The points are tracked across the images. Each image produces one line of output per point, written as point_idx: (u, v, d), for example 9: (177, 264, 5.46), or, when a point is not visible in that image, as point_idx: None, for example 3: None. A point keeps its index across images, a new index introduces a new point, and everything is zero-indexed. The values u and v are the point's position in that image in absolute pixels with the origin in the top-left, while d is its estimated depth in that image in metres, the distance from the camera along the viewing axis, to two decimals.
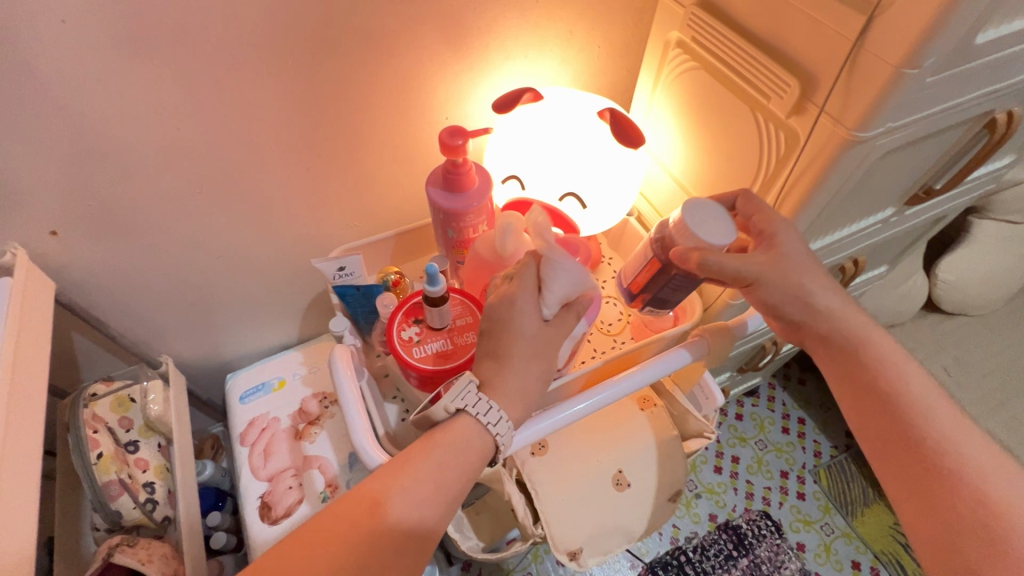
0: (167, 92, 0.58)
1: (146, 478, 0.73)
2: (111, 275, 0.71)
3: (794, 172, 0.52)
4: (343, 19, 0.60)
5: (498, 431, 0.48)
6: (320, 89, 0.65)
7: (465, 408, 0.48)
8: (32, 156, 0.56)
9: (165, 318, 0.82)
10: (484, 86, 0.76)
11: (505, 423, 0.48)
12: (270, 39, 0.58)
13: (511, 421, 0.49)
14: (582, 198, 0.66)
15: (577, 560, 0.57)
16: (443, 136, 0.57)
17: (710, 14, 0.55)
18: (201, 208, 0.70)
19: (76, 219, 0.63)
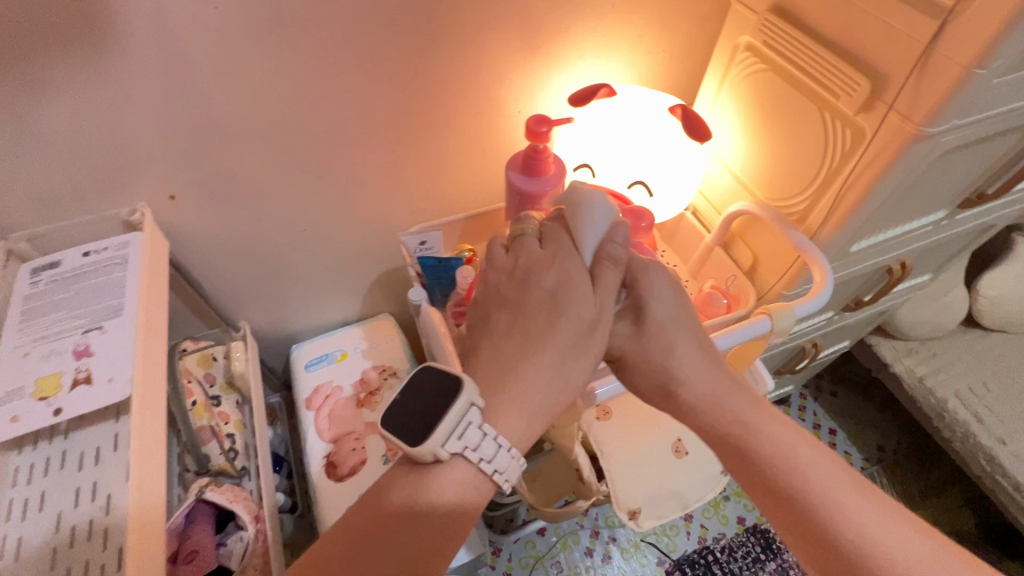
0: (287, 77, 0.64)
1: (228, 430, 0.79)
2: (209, 242, 0.77)
3: (857, 167, 0.57)
4: (444, 16, 0.66)
5: (498, 469, 0.44)
6: (412, 80, 0.70)
7: (463, 449, 0.43)
8: (165, 129, 0.63)
9: (245, 288, 0.88)
10: (557, 82, 0.80)
11: (509, 459, 0.44)
12: (380, 33, 0.64)
13: (515, 457, 0.44)
14: (650, 186, 0.70)
15: (635, 520, 0.61)
16: (529, 123, 0.63)
17: (783, 19, 0.60)
18: (292, 185, 0.76)
19: (190, 189, 0.70)
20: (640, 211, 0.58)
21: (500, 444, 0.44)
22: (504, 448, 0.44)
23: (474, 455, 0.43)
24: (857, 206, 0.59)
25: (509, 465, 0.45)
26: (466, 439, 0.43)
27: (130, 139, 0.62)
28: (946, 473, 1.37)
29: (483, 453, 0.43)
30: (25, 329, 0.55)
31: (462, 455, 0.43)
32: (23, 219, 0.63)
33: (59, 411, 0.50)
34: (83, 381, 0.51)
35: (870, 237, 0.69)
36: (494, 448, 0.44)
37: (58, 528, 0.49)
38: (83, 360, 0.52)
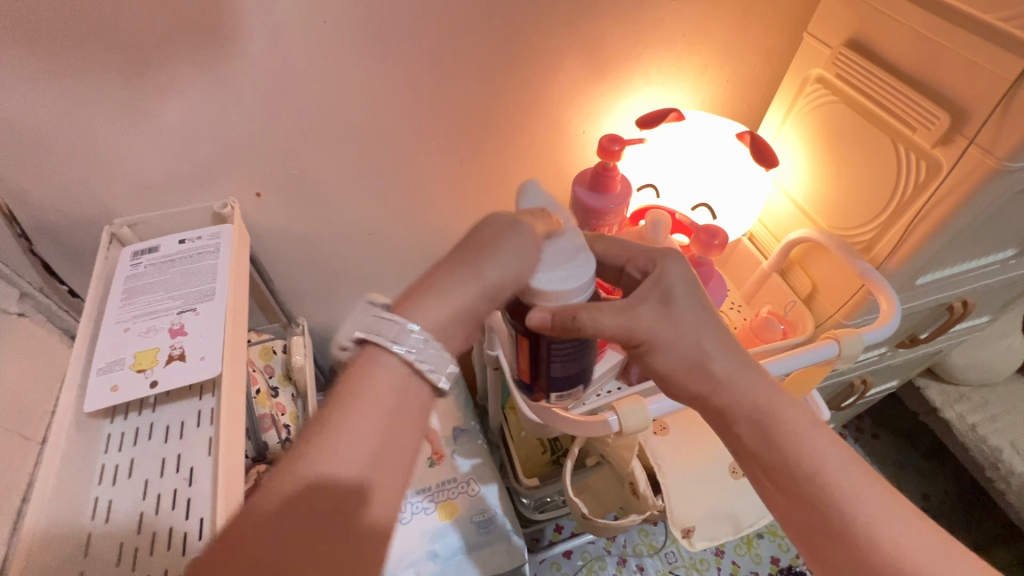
0: (376, 84, 0.67)
1: (285, 420, 0.82)
2: (280, 236, 0.81)
3: (931, 200, 0.57)
4: (527, 37, 0.69)
5: (419, 356, 0.39)
6: (488, 97, 0.74)
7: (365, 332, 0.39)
8: (260, 125, 0.67)
9: (305, 286, 0.91)
10: (624, 107, 0.82)
11: (421, 336, 0.39)
12: (466, 49, 0.68)
13: (429, 336, 0.39)
14: (714, 208, 0.73)
15: (687, 538, 0.62)
16: (603, 141, 0.66)
17: (859, 55, 0.62)
18: (363, 190, 0.79)
19: (271, 183, 0.73)
20: (712, 230, 0.59)
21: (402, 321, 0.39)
22: (422, 334, 0.39)
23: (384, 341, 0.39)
24: (928, 238, 0.59)
25: (429, 351, 0.39)
26: (387, 330, 0.39)
27: (226, 136, 0.66)
28: (994, 530, 1.31)
29: (389, 334, 0.39)
30: (127, 306, 0.59)
31: (386, 348, 0.39)
32: (124, 204, 0.68)
33: (156, 383, 0.53)
34: (178, 357, 0.55)
35: (938, 271, 0.69)
36: (409, 335, 0.39)
37: (145, 494, 0.52)
38: (178, 338, 0.56)
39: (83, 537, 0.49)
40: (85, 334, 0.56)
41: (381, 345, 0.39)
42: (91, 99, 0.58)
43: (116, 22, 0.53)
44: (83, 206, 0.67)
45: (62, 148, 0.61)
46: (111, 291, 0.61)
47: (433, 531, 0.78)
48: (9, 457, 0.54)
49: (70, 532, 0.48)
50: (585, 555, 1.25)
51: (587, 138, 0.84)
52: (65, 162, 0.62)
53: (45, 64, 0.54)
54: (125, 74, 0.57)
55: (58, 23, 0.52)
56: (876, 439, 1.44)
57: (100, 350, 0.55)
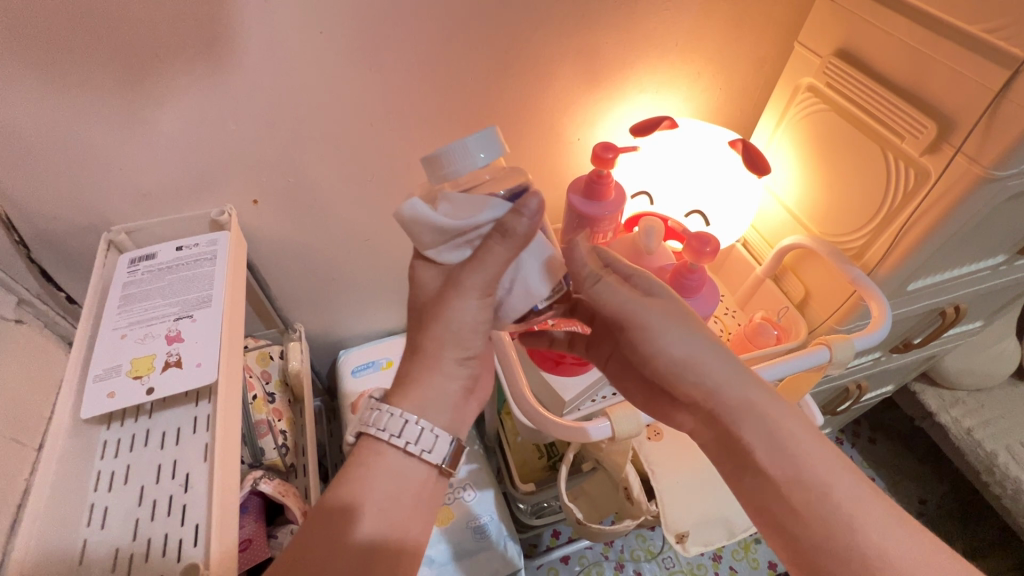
0: (373, 92, 0.68)
1: (281, 426, 0.82)
2: (277, 242, 0.82)
3: (920, 207, 0.58)
4: (522, 46, 0.70)
5: (422, 447, 0.48)
6: (484, 105, 0.75)
7: (370, 428, 0.48)
8: (257, 133, 0.67)
9: (302, 292, 0.91)
10: (618, 114, 0.83)
11: (423, 432, 0.48)
12: (462, 58, 0.69)
13: (431, 431, 0.49)
14: (707, 215, 0.73)
15: (682, 543, 0.62)
16: (596, 149, 0.67)
17: (849, 64, 0.63)
18: (360, 196, 0.80)
19: (269, 190, 0.74)
20: (703, 237, 0.60)
21: (407, 420, 0.48)
22: (422, 427, 0.48)
23: (398, 440, 0.48)
24: (918, 245, 0.60)
25: (431, 441, 0.49)
26: (388, 428, 0.48)
27: (224, 144, 0.67)
28: (991, 534, 1.31)
29: (405, 437, 0.48)
30: (124, 313, 0.59)
31: (387, 440, 0.48)
32: (123, 212, 0.69)
33: (152, 390, 0.53)
34: (174, 364, 0.55)
35: (930, 276, 0.69)
36: (401, 425, 0.48)
37: (141, 501, 0.52)
38: (175, 345, 0.56)
39: (78, 544, 0.49)
40: (81, 341, 0.56)
41: (385, 438, 0.48)
42: (91, 109, 0.59)
43: (117, 31, 0.54)
44: (81, 213, 0.67)
45: (61, 157, 0.62)
46: (109, 298, 0.61)
47: (430, 538, 0.78)
48: (7, 463, 0.55)
49: (66, 539, 0.49)
50: (582, 561, 1.25)
51: (582, 145, 0.85)
52: (65, 170, 0.63)
53: (46, 72, 0.55)
54: (125, 82, 0.58)
55: (60, 33, 0.53)
56: (873, 443, 1.44)
57: (97, 357, 0.55)
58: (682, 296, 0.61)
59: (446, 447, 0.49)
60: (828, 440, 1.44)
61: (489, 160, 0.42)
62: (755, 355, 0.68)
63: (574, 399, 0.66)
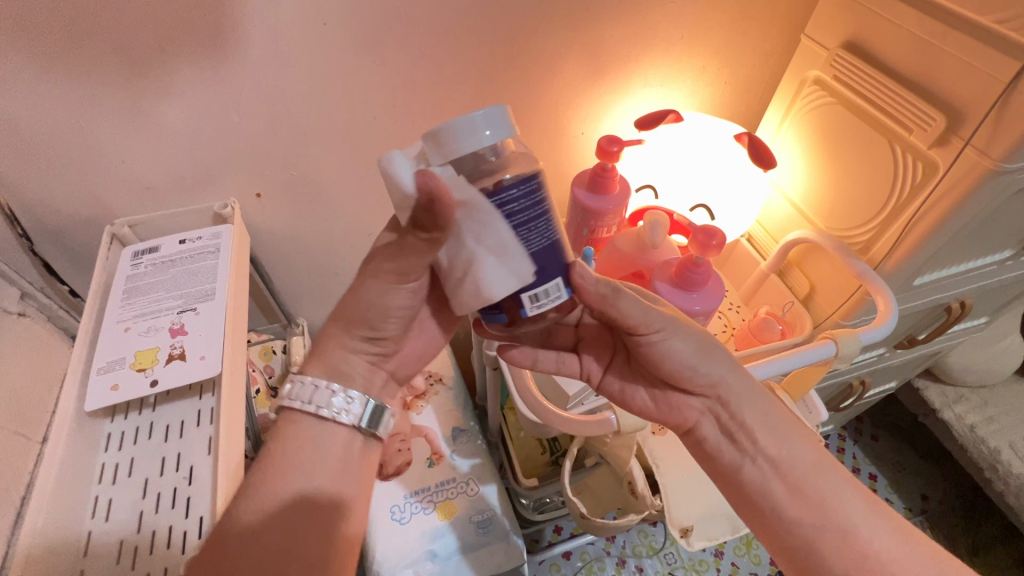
0: (377, 86, 0.68)
1: (284, 421, 0.83)
2: (280, 237, 0.81)
3: (928, 201, 0.57)
4: (527, 38, 0.70)
5: (337, 408, 0.49)
6: (487, 99, 0.74)
7: (289, 402, 0.49)
8: (260, 126, 0.67)
9: (304, 287, 0.91)
10: (622, 108, 0.82)
11: (334, 394, 0.49)
12: (466, 51, 0.68)
13: (341, 392, 0.49)
14: (712, 209, 0.74)
15: (686, 538, 0.62)
16: (602, 142, 0.67)
17: (857, 56, 0.63)
18: (362, 191, 0.80)
19: (272, 184, 0.74)
20: (709, 230, 0.60)
21: (317, 385, 0.49)
22: (334, 390, 0.49)
23: (310, 406, 0.48)
24: (925, 239, 0.59)
25: (346, 403, 0.49)
26: (301, 395, 0.49)
27: (227, 137, 0.67)
28: (993, 531, 1.31)
29: (316, 401, 0.48)
30: (127, 306, 0.59)
31: (304, 410, 0.49)
32: (126, 205, 0.69)
33: (156, 383, 0.53)
34: (178, 357, 0.55)
35: (936, 271, 0.69)
36: (314, 391, 0.49)
37: (145, 493, 0.52)
38: (179, 338, 0.56)
39: (82, 536, 0.49)
40: (85, 334, 0.56)
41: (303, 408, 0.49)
42: (94, 101, 0.59)
43: (119, 23, 0.54)
44: (83, 207, 0.67)
45: (64, 149, 0.61)
46: (112, 290, 0.61)
47: (433, 532, 0.78)
48: (11, 456, 0.55)
49: (71, 531, 0.49)
50: (584, 556, 1.25)
51: (586, 139, 0.85)
52: (67, 163, 0.63)
53: (48, 64, 0.55)
54: (127, 75, 0.58)
55: (62, 25, 0.53)
56: (875, 440, 1.44)
57: (101, 349, 0.55)
58: (687, 289, 0.60)
59: (360, 408, 0.49)
60: (831, 436, 1.44)
61: (495, 139, 0.39)
62: (761, 350, 0.68)
63: (578, 393, 0.66)
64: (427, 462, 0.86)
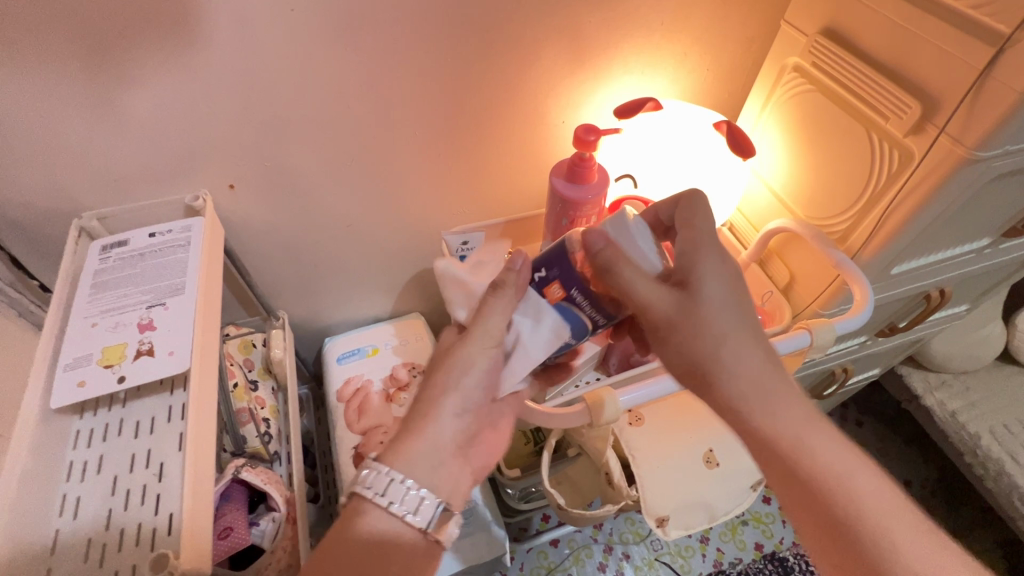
0: (351, 75, 0.67)
1: (264, 414, 0.81)
2: (257, 228, 0.80)
3: (904, 189, 0.57)
4: (503, 25, 0.68)
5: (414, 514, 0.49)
6: (466, 88, 0.73)
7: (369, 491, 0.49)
8: (231, 118, 0.66)
9: (285, 279, 0.90)
10: (603, 96, 0.81)
11: (416, 496, 0.49)
12: (440, 40, 0.67)
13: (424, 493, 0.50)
14: None
15: (662, 527, 0.62)
16: (579, 131, 0.66)
17: (835, 42, 0.62)
18: (340, 182, 0.78)
19: (246, 175, 0.73)
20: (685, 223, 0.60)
21: (393, 478, 0.49)
22: (422, 495, 0.49)
23: (384, 499, 0.49)
24: (901, 227, 0.59)
25: (422, 506, 0.49)
26: (387, 492, 0.49)
27: (198, 127, 0.65)
28: (974, 513, 1.33)
29: (389, 495, 0.49)
30: (94, 301, 0.58)
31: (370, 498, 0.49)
32: (94, 198, 0.67)
33: (123, 379, 0.52)
34: (147, 352, 0.54)
35: (914, 259, 0.69)
36: (398, 487, 0.49)
37: (114, 491, 0.52)
38: (147, 333, 0.55)
39: (50, 535, 0.49)
40: (51, 330, 0.55)
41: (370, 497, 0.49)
42: (54, 91, 0.57)
43: (79, 9, 0.52)
44: (50, 199, 0.65)
45: (24, 141, 0.59)
46: (79, 286, 0.60)
47: None
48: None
49: (39, 529, 0.48)
50: (572, 544, 1.26)
51: (567, 128, 0.84)
52: (32, 156, 0.61)
53: (5, 54, 0.53)
54: (89, 66, 0.56)
55: (16, 13, 0.51)
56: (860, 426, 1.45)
57: (67, 345, 0.54)
58: None
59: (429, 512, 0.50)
60: None
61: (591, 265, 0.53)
62: None
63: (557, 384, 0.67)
64: None
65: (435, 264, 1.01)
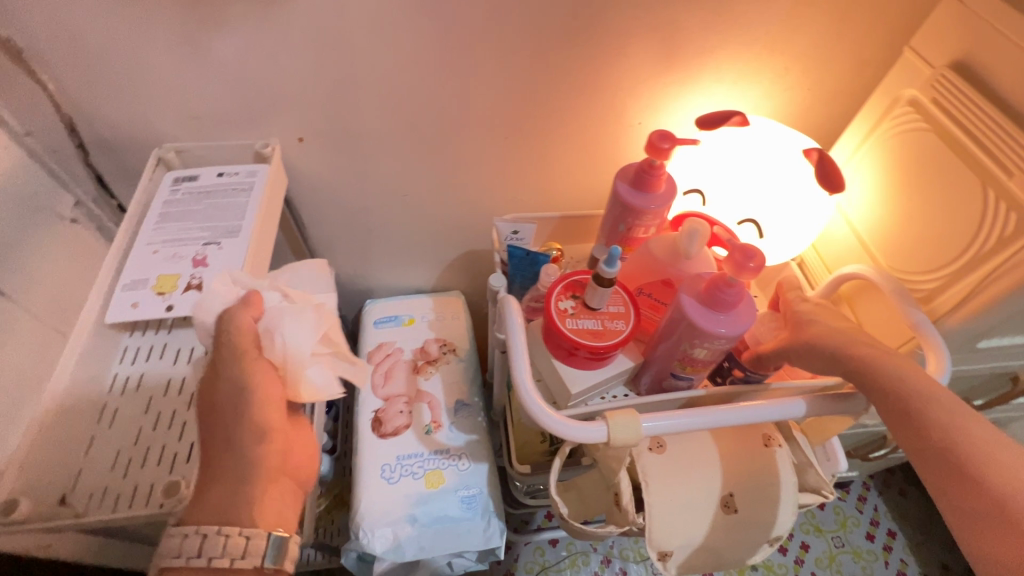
0: (429, 47, 0.66)
1: None
2: (318, 183, 0.82)
3: (1014, 259, 0.50)
4: (593, 13, 0.65)
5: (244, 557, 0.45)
6: (541, 75, 0.71)
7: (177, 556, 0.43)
8: (308, 73, 0.67)
9: (337, 236, 0.92)
10: (687, 101, 0.76)
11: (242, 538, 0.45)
12: (524, 22, 0.64)
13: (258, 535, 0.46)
14: (762, 226, 0.67)
15: (662, 561, 0.60)
16: (653, 136, 0.62)
17: (966, 80, 0.55)
18: (403, 151, 0.78)
19: (314, 131, 0.74)
20: (748, 251, 0.54)
21: (196, 533, 0.44)
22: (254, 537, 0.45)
23: (195, 559, 0.43)
24: (1001, 300, 0.52)
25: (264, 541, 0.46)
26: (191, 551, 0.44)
27: (274, 79, 0.67)
28: None
29: (190, 552, 0.44)
30: (159, 229, 0.61)
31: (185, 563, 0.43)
32: (174, 130, 0.70)
33: (172, 308, 0.55)
34: (196, 287, 0.57)
35: (1008, 337, 0.61)
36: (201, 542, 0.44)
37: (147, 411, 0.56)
38: (200, 269, 0.58)
39: (86, 439, 0.52)
40: (118, 248, 0.59)
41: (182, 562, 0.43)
42: (150, 25, 0.59)
43: None
44: (136, 128, 0.70)
45: (120, 68, 0.63)
46: (149, 212, 0.63)
47: (415, 497, 0.78)
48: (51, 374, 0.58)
49: (79, 429, 0.53)
50: (570, 548, 1.25)
51: (642, 130, 0.80)
52: (125, 83, 0.64)
53: None
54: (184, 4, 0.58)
55: None
56: (902, 497, 1.34)
57: (129, 267, 0.58)
58: (713, 308, 0.55)
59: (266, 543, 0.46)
60: (853, 482, 1.35)
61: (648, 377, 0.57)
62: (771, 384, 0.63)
63: (582, 393, 0.65)
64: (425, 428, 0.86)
65: (484, 246, 1.00)
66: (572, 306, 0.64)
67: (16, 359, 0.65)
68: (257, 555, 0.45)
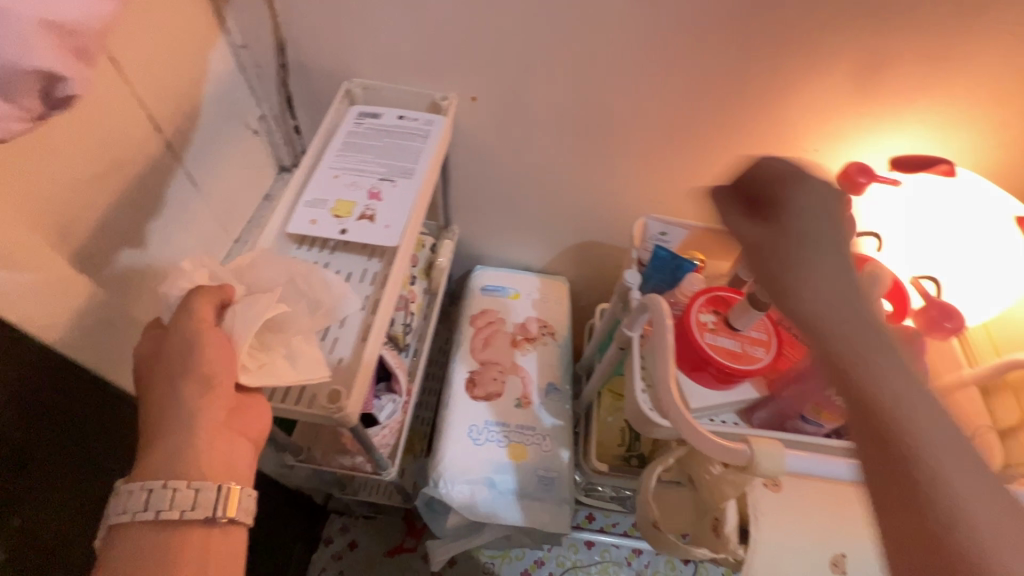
0: (627, 32, 0.65)
1: (413, 308, 0.88)
2: (472, 144, 0.84)
3: None
4: (811, 28, 0.61)
5: (193, 510, 0.42)
6: (731, 81, 0.68)
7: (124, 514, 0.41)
8: (503, 37, 0.68)
9: (471, 199, 0.94)
10: (878, 138, 0.71)
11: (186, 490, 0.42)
12: (733, 24, 0.62)
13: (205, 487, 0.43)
14: (941, 288, 0.62)
15: None
16: (850, 168, 0.59)
17: None
18: (563, 130, 0.78)
19: (488, 94, 0.75)
20: (949, 310, 0.55)
21: (135, 488, 0.42)
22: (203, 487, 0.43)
23: (146, 513, 0.41)
24: None
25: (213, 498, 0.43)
26: (138, 505, 0.41)
27: (469, 35, 0.68)
28: None
29: (134, 507, 0.41)
30: (342, 157, 0.65)
31: (132, 518, 0.41)
32: (365, 68, 0.74)
33: (345, 232, 0.59)
34: (369, 218, 0.60)
35: None
36: (151, 495, 0.41)
37: None
38: (373, 202, 0.61)
39: None
40: (306, 167, 0.63)
41: (130, 517, 0.41)
42: None
43: None
44: (333, 58, 0.74)
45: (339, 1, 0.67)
46: (333, 139, 0.68)
47: (497, 463, 0.80)
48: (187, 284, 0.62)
49: None
50: (604, 554, 1.22)
51: (816, 158, 0.75)
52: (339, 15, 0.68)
53: None
54: None
55: None
56: None
57: (314, 186, 0.62)
58: None
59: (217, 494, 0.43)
60: None
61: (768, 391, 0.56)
62: None
63: (700, 410, 0.63)
64: (515, 401, 0.88)
65: (608, 240, 0.98)
66: (713, 321, 0.63)
67: (190, 244, 0.72)
68: (208, 507, 0.42)
